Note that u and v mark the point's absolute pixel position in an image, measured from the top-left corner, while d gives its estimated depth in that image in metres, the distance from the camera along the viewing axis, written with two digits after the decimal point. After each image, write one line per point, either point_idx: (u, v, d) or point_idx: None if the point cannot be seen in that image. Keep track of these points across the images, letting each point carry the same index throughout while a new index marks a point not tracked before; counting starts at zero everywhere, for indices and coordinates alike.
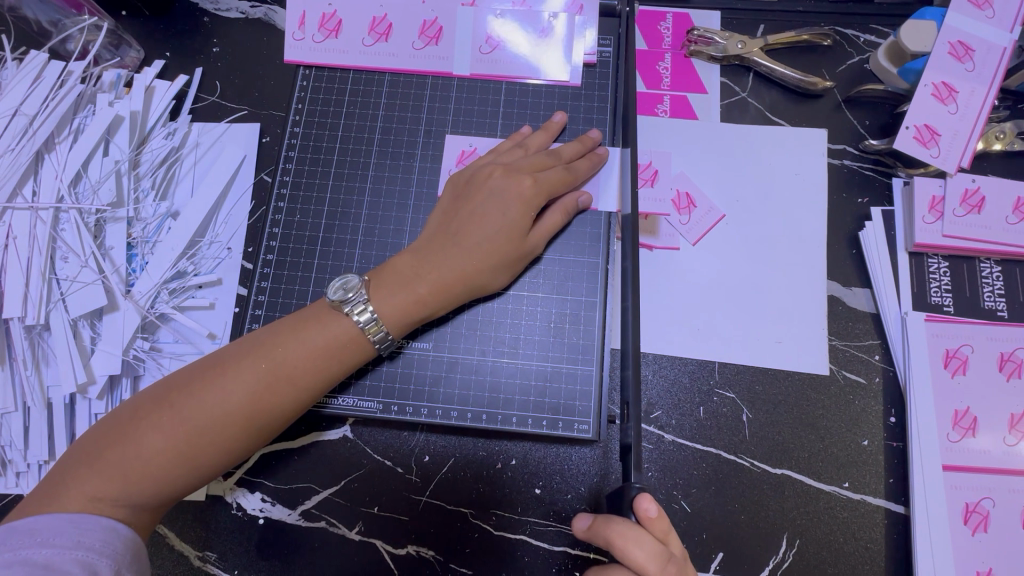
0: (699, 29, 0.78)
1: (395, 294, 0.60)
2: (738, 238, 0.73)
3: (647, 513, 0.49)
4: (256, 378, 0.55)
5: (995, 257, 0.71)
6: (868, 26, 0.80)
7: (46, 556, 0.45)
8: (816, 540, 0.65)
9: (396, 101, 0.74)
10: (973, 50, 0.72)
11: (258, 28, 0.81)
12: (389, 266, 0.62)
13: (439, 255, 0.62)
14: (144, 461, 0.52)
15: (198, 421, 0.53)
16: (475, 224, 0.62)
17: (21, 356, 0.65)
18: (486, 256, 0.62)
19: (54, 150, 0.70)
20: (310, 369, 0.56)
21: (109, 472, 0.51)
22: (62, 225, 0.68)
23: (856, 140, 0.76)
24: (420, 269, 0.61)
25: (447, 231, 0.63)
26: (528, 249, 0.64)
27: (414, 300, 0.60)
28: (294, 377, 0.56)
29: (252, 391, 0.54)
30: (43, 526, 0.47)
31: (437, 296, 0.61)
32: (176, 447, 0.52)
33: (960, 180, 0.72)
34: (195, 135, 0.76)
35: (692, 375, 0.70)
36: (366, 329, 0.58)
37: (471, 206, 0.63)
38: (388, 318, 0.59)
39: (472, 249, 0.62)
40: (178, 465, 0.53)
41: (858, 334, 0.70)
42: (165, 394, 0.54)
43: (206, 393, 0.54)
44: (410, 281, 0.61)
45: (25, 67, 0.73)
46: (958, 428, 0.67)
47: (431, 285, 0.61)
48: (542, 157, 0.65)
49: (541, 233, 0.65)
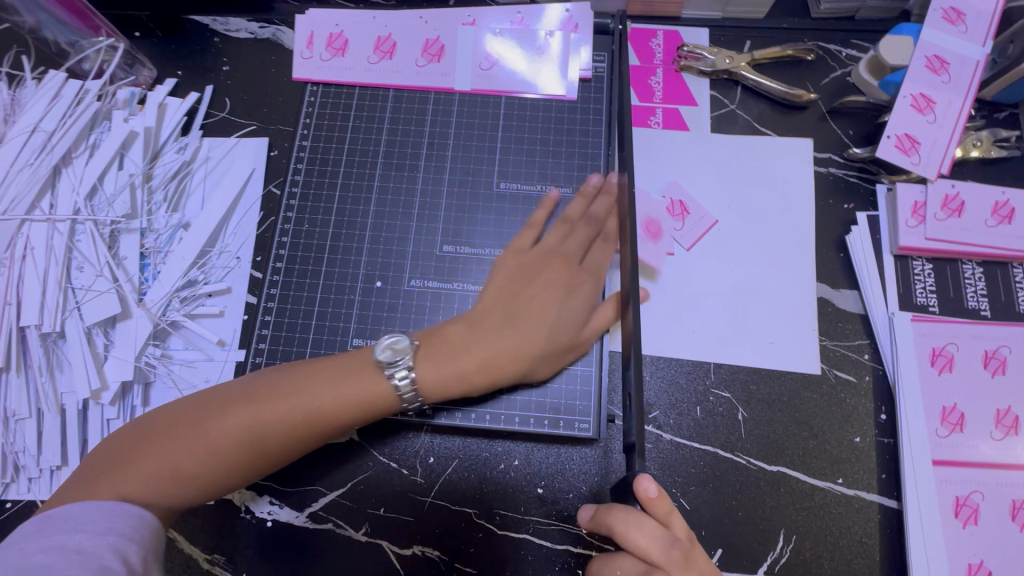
0: (688, 45, 0.82)
1: (436, 364, 0.61)
2: (730, 244, 0.76)
3: (649, 494, 0.51)
4: (294, 411, 0.57)
5: (976, 259, 0.74)
6: (849, 41, 0.84)
7: (79, 541, 0.46)
8: (812, 535, 0.67)
9: (400, 116, 0.77)
10: (949, 63, 0.75)
11: (267, 47, 0.84)
12: (437, 336, 0.63)
13: (489, 334, 0.63)
14: (175, 467, 0.54)
15: (233, 440, 0.55)
16: (530, 309, 0.64)
17: (36, 363, 0.67)
18: (538, 340, 0.63)
19: (71, 165, 0.73)
20: (344, 415, 0.58)
21: (145, 473, 0.53)
22: (77, 236, 0.71)
23: (840, 149, 0.79)
24: (469, 344, 0.62)
25: (505, 309, 0.64)
26: (579, 340, 0.65)
27: (455, 374, 0.61)
28: (329, 415, 0.58)
29: (288, 422, 0.56)
30: (77, 513, 0.48)
31: (481, 373, 0.62)
32: (209, 458, 0.54)
33: (941, 186, 0.75)
34: (206, 149, 0.78)
35: (688, 375, 0.72)
36: (401, 390, 0.59)
37: (531, 290, 0.65)
38: (425, 385, 0.60)
39: (530, 332, 0.63)
40: (207, 475, 0.55)
41: (847, 334, 0.73)
42: (202, 409, 0.56)
43: (243, 415, 0.56)
44: (453, 354, 0.61)
45: (44, 86, 0.76)
46: (947, 424, 0.69)
47: (472, 365, 0.61)
48: (579, 246, 0.69)
49: (594, 330, 0.66)
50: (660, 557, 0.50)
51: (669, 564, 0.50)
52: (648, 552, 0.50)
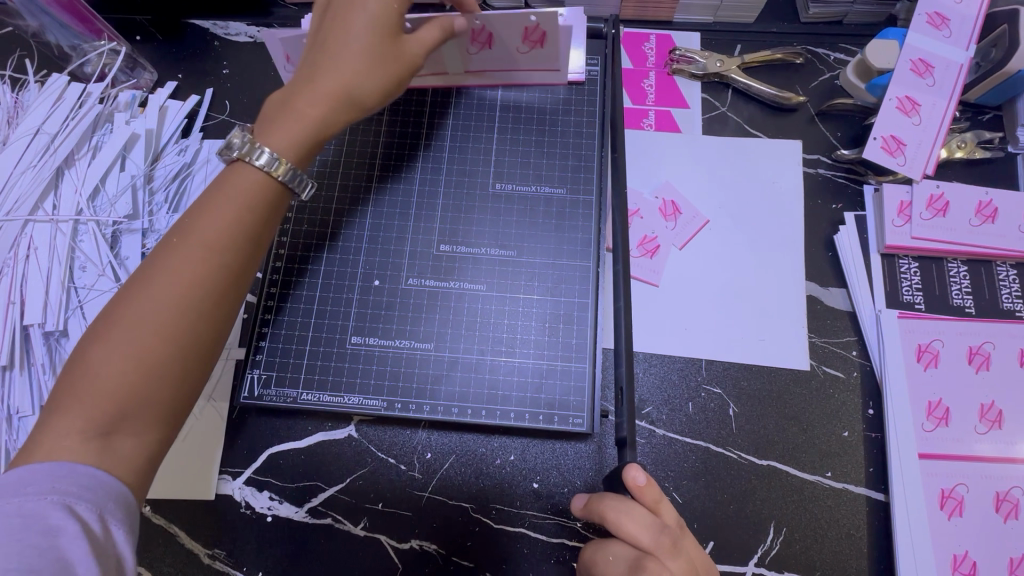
0: (680, 49, 0.84)
1: (277, 125, 0.58)
2: (721, 244, 0.78)
3: (636, 481, 0.52)
4: (182, 264, 0.51)
5: (961, 257, 0.76)
6: (838, 45, 0.85)
7: (20, 507, 0.42)
8: (802, 528, 0.68)
9: (397, 117, 0.78)
10: (934, 66, 0.77)
11: (267, 51, 0.86)
12: (269, 106, 0.60)
13: (316, 72, 0.60)
14: (105, 381, 0.47)
15: (146, 328, 0.49)
16: (324, 93, 0.59)
17: (39, 361, 0.68)
18: (359, 61, 0.60)
19: (73, 166, 0.74)
20: (231, 222, 0.54)
21: (74, 404, 0.47)
22: (80, 236, 0.72)
23: (829, 151, 0.81)
24: (296, 94, 0.59)
25: (318, 43, 0.61)
26: (402, 47, 0.62)
27: (298, 123, 0.58)
28: (221, 214, 0.54)
29: (185, 282, 0.51)
30: (16, 480, 0.44)
31: (319, 109, 0.59)
32: (134, 356, 0.48)
33: (926, 186, 0.77)
34: (206, 151, 0.80)
35: (680, 372, 0.73)
36: (270, 170, 0.56)
37: (332, 19, 0.61)
38: (277, 145, 0.57)
39: (347, 54, 0.59)
40: (140, 375, 0.48)
41: (836, 331, 0.75)
42: (101, 323, 0.50)
43: (142, 303, 0.50)
44: (289, 110, 0.58)
45: (47, 90, 0.77)
46: (932, 418, 0.70)
47: (308, 102, 0.59)
48: None
49: (418, 40, 0.62)
50: (651, 542, 0.52)
51: (658, 549, 0.51)
52: (638, 537, 0.52)
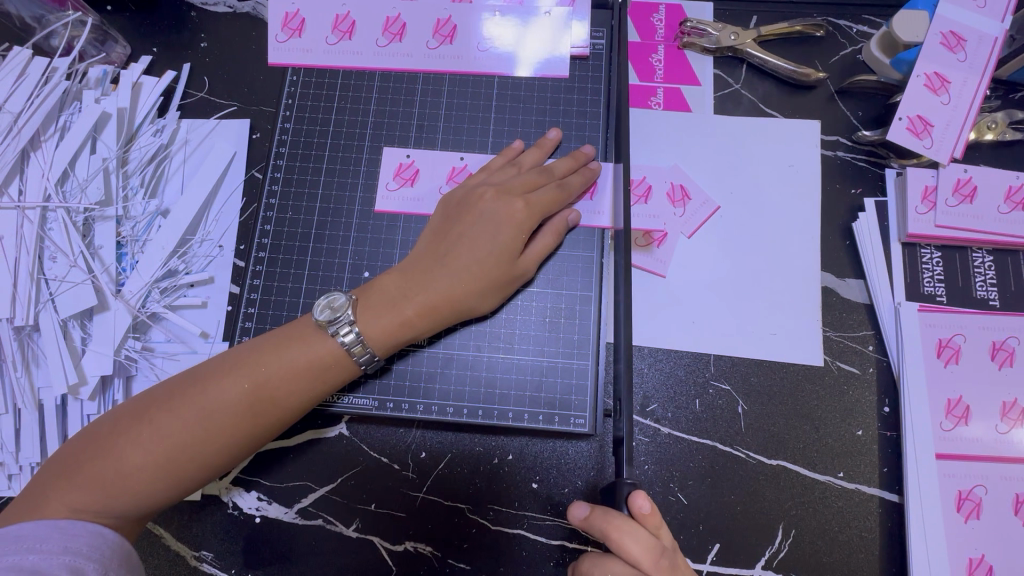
0: (692, 20, 0.78)
1: (379, 316, 0.59)
2: (732, 231, 0.73)
3: (641, 510, 0.49)
4: (240, 393, 0.54)
5: (986, 247, 0.71)
6: (860, 17, 0.80)
7: (33, 562, 0.45)
8: (811, 530, 0.65)
9: (388, 96, 0.73)
10: (965, 40, 0.72)
11: (247, 22, 0.80)
12: (374, 287, 0.61)
13: (426, 277, 0.61)
14: (125, 475, 0.51)
15: (182, 437, 0.52)
16: (430, 289, 0.60)
17: (10, 357, 0.65)
18: (473, 279, 0.61)
19: (40, 148, 0.69)
20: (292, 384, 0.56)
21: (88, 484, 0.50)
22: (49, 224, 0.67)
23: (849, 131, 0.76)
24: (408, 290, 0.61)
25: (437, 252, 0.62)
26: (519, 272, 0.63)
27: (401, 322, 0.60)
28: (300, 368, 0.56)
29: (235, 408, 0.54)
30: (30, 533, 0.47)
31: (424, 318, 0.60)
32: (160, 461, 0.52)
33: (953, 171, 0.72)
34: (185, 131, 0.75)
35: (688, 367, 0.70)
36: (350, 350, 0.57)
37: (463, 227, 0.62)
38: (373, 339, 0.59)
39: (462, 270, 0.61)
40: (160, 481, 0.52)
41: (852, 325, 0.71)
42: (148, 408, 0.53)
43: (191, 409, 0.53)
44: (396, 302, 0.60)
45: (9, 64, 0.72)
46: (951, 417, 0.67)
47: (414, 309, 0.60)
48: (533, 176, 0.65)
49: (532, 258, 0.64)
50: (652, 568, 0.49)
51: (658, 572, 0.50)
52: (642, 563, 0.49)
